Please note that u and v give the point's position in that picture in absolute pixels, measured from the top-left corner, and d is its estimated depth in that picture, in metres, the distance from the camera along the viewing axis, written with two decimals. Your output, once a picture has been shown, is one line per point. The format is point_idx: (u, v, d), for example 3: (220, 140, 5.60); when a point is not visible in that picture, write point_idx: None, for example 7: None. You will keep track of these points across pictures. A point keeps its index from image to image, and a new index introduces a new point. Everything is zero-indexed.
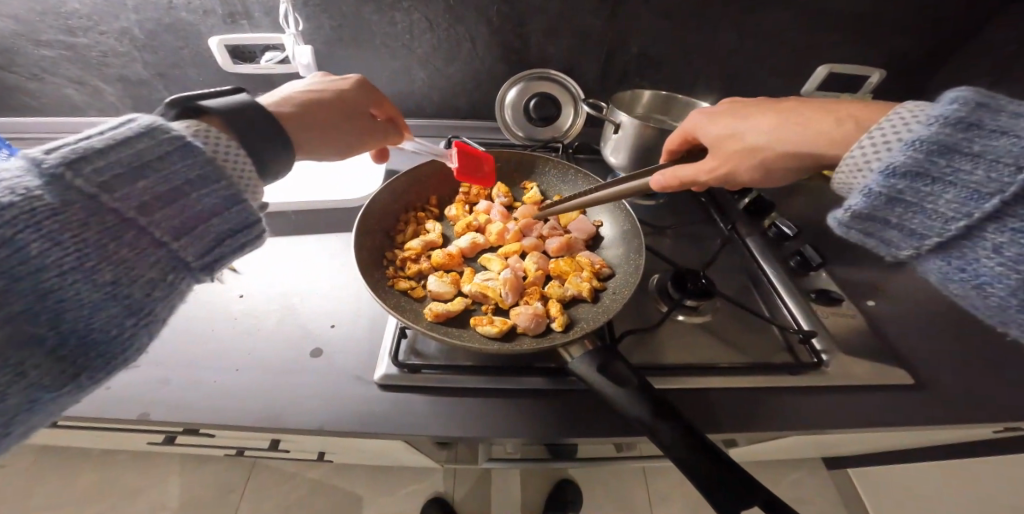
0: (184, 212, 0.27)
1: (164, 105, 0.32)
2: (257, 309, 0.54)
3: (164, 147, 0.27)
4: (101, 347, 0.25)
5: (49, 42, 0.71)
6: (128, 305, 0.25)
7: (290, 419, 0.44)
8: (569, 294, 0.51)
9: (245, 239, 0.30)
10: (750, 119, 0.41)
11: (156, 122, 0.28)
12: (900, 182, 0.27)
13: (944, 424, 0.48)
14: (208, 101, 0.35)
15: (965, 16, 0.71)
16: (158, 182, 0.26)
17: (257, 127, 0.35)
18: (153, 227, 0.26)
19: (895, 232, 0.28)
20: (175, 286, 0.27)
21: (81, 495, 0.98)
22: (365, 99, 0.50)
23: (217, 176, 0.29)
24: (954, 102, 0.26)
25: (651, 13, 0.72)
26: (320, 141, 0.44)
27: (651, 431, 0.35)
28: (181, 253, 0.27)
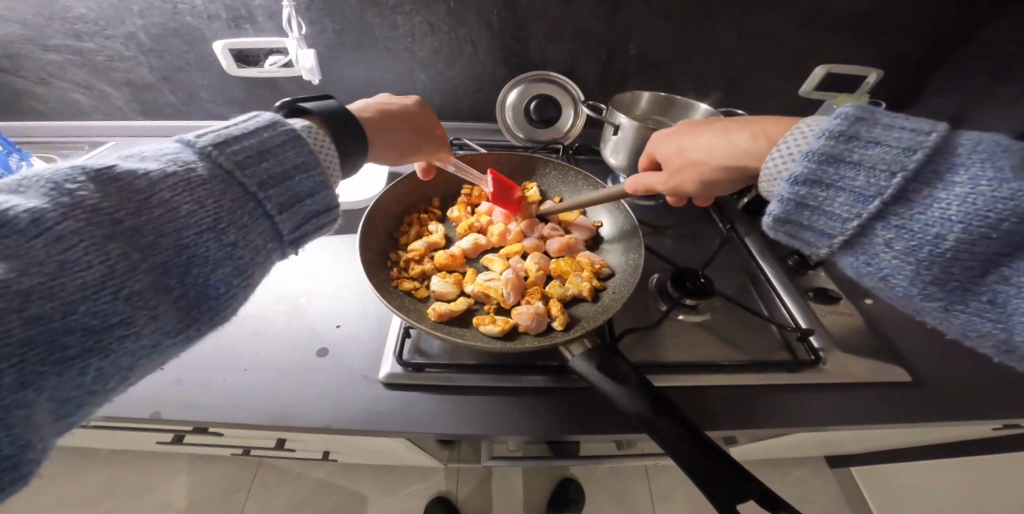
0: (289, 191, 0.31)
1: (277, 106, 0.38)
2: (263, 310, 0.55)
3: (282, 137, 0.32)
4: (212, 302, 0.27)
5: (56, 46, 0.72)
6: (238, 266, 0.28)
7: (298, 418, 0.45)
8: (569, 294, 0.52)
9: (325, 221, 0.33)
10: (693, 138, 0.43)
11: (276, 118, 0.33)
12: (804, 189, 0.31)
13: (942, 420, 0.49)
14: (309, 103, 0.39)
15: (963, 16, 0.72)
16: (274, 164, 0.30)
17: (347, 129, 0.39)
18: (266, 201, 0.29)
19: (810, 233, 0.32)
20: (269, 256, 0.30)
21: (89, 494, 0.99)
22: (428, 111, 0.52)
23: (315, 164, 0.33)
24: (838, 118, 0.31)
25: (650, 15, 0.72)
26: (384, 146, 0.45)
27: (651, 427, 0.36)
28: (281, 226, 0.30)
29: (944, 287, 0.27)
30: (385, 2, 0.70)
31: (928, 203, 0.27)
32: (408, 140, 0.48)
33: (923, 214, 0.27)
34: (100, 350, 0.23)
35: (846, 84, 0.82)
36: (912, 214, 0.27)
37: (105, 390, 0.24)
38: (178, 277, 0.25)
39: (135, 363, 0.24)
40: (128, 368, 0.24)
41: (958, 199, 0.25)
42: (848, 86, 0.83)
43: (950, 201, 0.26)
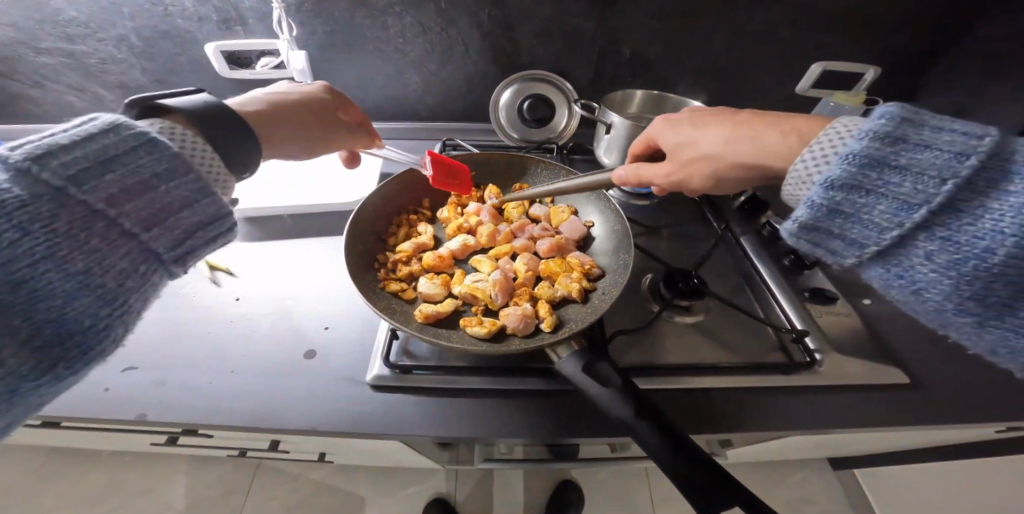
0: (154, 203, 0.28)
1: (125, 105, 0.33)
2: (249, 312, 0.55)
3: (129, 143, 0.28)
4: (76, 337, 0.25)
5: (49, 49, 0.73)
6: (102, 295, 0.25)
7: (282, 421, 0.44)
8: (558, 295, 0.52)
9: (216, 231, 0.31)
10: (708, 128, 0.42)
11: (121, 120, 0.29)
12: (838, 193, 0.29)
13: (939, 425, 0.48)
14: (169, 101, 0.35)
15: (963, 11, 0.70)
16: (125, 175, 0.27)
17: (228, 128, 0.37)
18: (122, 218, 0.26)
19: (839, 241, 0.30)
20: (147, 278, 0.28)
21: (88, 494, 1.00)
22: (332, 101, 0.51)
23: (184, 168, 0.30)
24: (880, 118, 0.29)
25: (643, 14, 0.72)
26: (282, 139, 0.44)
27: (633, 431, 0.35)
28: (152, 243, 0.27)
29: (985, 302, 0.25)
30: (375, 3, 0.70)
31: (980, 213, 0.25)
32: (311, 131, 0.47)
33: (972, 225, 0.25)
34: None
35: (845, 81, 0.81)
36: (960, 225, 0.25)
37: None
38: (20, 318, 0.22)
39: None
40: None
41: (1014, 209, 0.23)
42: (846, 84, 0.82)
43: (1005, 211, 0.24)
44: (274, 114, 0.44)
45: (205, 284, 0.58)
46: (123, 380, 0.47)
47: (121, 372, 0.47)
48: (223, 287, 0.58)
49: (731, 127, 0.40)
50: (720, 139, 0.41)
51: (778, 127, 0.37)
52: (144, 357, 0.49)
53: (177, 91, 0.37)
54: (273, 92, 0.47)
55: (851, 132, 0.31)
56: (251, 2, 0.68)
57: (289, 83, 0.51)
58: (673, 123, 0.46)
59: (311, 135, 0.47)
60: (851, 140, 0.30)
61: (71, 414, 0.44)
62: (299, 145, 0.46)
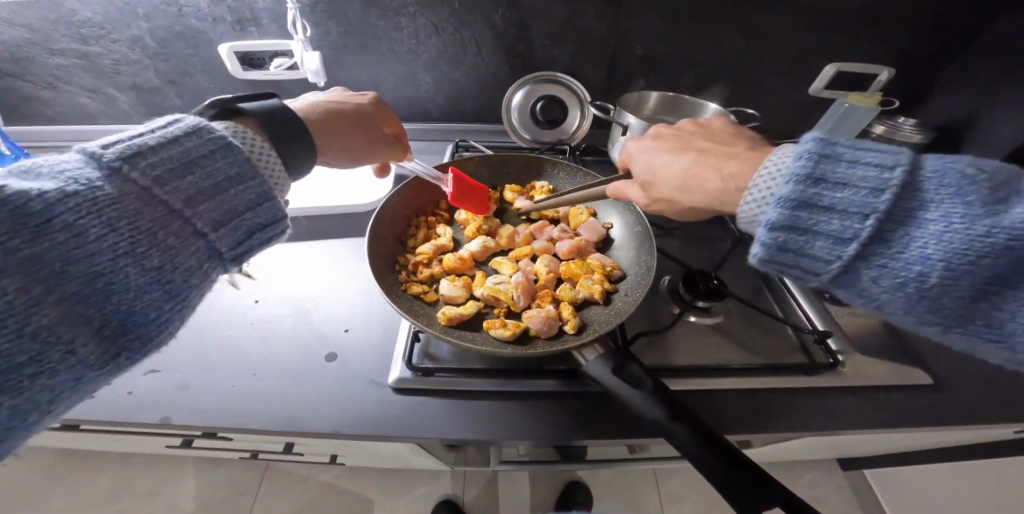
0: (224, 206, 0.29)
1: (203, 105, 0.34)
2: (270, 314, 0.55)
3: (207, 146, 0.29)
4: (139, 329, 0.25)
5: (63, 50, 0.72)
6: (168, 290, 0.26)
7: (308, 424, 0.44)
8: (580, 297, 0.52)
9: (273, 233, 0.31)
10: (667, 162, 0.40)
11: (200, 123, 0.30)
12: (782, 233, 0.29)
13: (962, 425, 0.48)
14: (246, 103, 0.36)
15: (977, 12, 0.70)
16: (201, 177, 0.28)
17: (289, 128, 0.37)
18: (196, 218, 0.27)
19: (794, 272, 0.30)
20: (207, 275, 0.28)
21: (98, 496, 0.99)
22: (385, 111, 0.51)
23: (252, 174, 0.31)
24: (800, 157, 0.29)
25: (657, 15, 0.72)
26: (338, 149, 0.45)
27: (666, 431, 0.35)
28: (217, 244, 0.28)
29: (942, 313, 0.26)
30: (389, 4, 0.69)
31: (908, 241, 0.26)
32: (363, 141, 0.48)
33: (905, 252, 0.26)
34: (9, 392, 0.21)
35: (856, 81, 0.81)
36: (894, 254, 0.26)
37: (20, 429, 0.22)
38: (97, 308, 0.23)
39: (58, 397, 0.23)
40: (49, 404, 0.23)
41: (936, 237, 0.25)
42: (858, 85, 0.82)
43: (928, 239, 0.25)
44: (329, 122, 0.45)
45: (224, 286, 0.58)
46: (147, 383, 0.46)
47: (145, 374, 0.47)
48: (242, 289, 0.58)
49: (692, 165, 0.38)
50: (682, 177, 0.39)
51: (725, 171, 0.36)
52: (169, 359, 0.49)
53: (254, 95, 0.38)
54: (330, 100, 0.48)
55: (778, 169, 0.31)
56: (266, 3, 0.67)
57: (341, 91, 0.52)
58: (644, 150, 0.43)
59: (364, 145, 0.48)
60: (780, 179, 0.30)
61: (96, 418, 0.43)
62: (350, 153, 0.46)
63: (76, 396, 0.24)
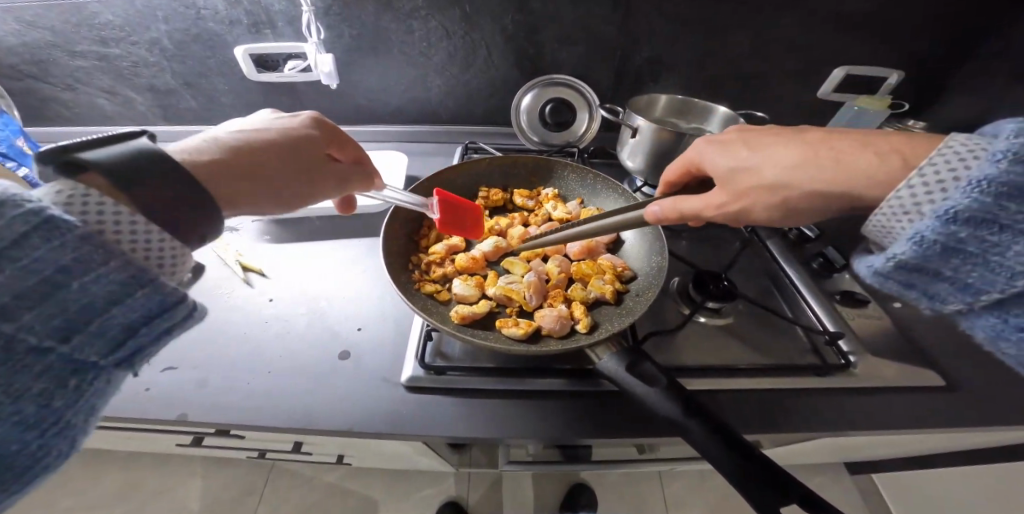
0: (68, 307, 0.23)
1: (36, 157, 0.26)
2: (285, 313, 0.56)
3: (23, 228, 0.21)
4: (2, 463, 0.22)
5: (83, 52, 0.74)
6: (21, 420, 0.22)
7: (322, 421, 0.45)
8: (591, 296, 0.52)
9: (172, 321, 0.27)
10: (767, 151, 0.37)
11: (6, 189, 0.21)
12: (962, 229, 0.23)
13: (975, 426, 0.48)
14: (95, 148, 0.28)
15: (984, 15, 0.71)
16: (20, 276, 0.21)
17: (167, 182, 0.29)
18: (25, 332, 0.21)
19: (942, 286, 0.25)
20: (81, 388, 0.24)
21: (104, 494, 1.00)
22: (320, 139, 0.47)
23: (103, 256, 0.24)
24: (1010, 136, 0.22)
25: (667, 17, 0.72)
26: (259, 197, 0.39)
27: (682, 428, 0.35)
28: (81, 353, 0.24)
29: None
30: (401, 7, 0.70)
31: None
32: (295, 178, 0.43)
33: None
34: None
35: (866, 85, 0.82)
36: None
37: None
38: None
39: None
40: None
41: None
42: (865, 88, 0.82)
43: None
44: (244, 159, 0.39)
45: (240, 285, 0.58)
46: (163, 380, 0.47)
47: (162, 371, 0.48)
48: (256, 288, 0.58)
49: (801, 148, 0.35)
50: (789, 162, 0.35)
51: (861, 147, 0.32)
52: (188, 356, 0.50)
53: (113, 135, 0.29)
54: (252, 132, 0.42)
55: (973, 151, 0.24)
56: (282, 6, 0.69)
57: (272, 116, 0.47)
58: (718, 146, 0.41)
59: (290, 189, 0.43)
60: (979, 160, 0.23)
61: (113, 415, 0.44)
62: (280, 198, 0.42)
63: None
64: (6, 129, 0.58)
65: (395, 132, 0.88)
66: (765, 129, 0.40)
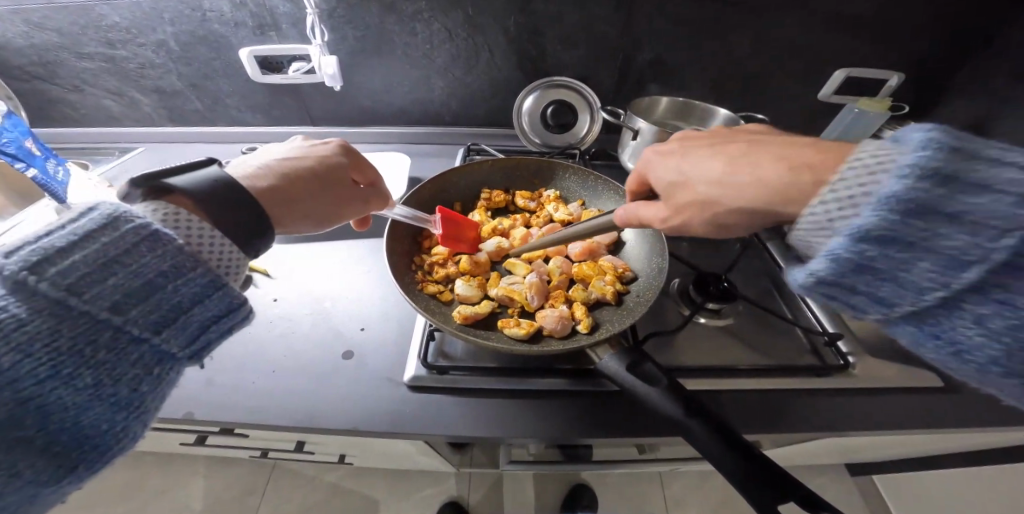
0: (163, 304, 0.27)
1: (130, 183, 0.32)
2: (289, 312, 0.56)
3: (130, 239, 0.27)
4: (94, 441, 0.25)
5: (90, 54, 0.75)
6: (115, 401, 0.25)
7: (328, 420, 0.45)
8: (592, 297, 0.53)
9: (234, 321, 0.31)
10: (698, 163, 0.38)
11: (120, 210, 0.28)
12: (868, 247, 0.24)
13: (974, 427, 0.48)
14: (176, 175, 0.33)
15: (984, 18, 0.71)
16: (129, 277, 0.26)
17: (232, 198, 0.34)
18: (130, 324, 0.26)
19: (860, 300, 0.26)
20: (162, 377, 0.28)
21: (107, 493, 1.01)
22: (345, 165, 0.47)
23: (191, 263, 0.29)
24: (920, 148, 0.23)
25: (668, 20, 0.73)
26: (299, 218, 0.42)
27: (682, 427, 0.36)
28: (166, 346, 0.27)
29: None
30: (405, 9, 0.71)
31: None
32: (323, 204, 0.44)
33: None
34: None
35: (866, 86, 0.82)
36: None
37: None
38: (37, 430, 0.23)
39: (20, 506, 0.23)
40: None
41: None
42: (865, 90, 0.82)
43: None
44: (275, 187, 0.41)
45: (245, 285, 0.59)
46: None
47: None
48: (261, 288, 0.59)
49: (729, 162, 0.36)
50: (716, 177, 0.36)
51: (782, 160, 0.32)
52: None
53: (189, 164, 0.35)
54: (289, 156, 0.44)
55: (881, 163, 0.25)
56: (287, 8, 0.69)
57: (306, 141, 0.49)
58: (662, 158, 0.42)
59: (324, 210, 0.45)
60: (886, 173, 0.24)
61: None
62: (316, 219, 0.44)
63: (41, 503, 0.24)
64: (13, 131, 0.58)
65: (398, 134, 0.88)
66: (709, 138, 0.40)
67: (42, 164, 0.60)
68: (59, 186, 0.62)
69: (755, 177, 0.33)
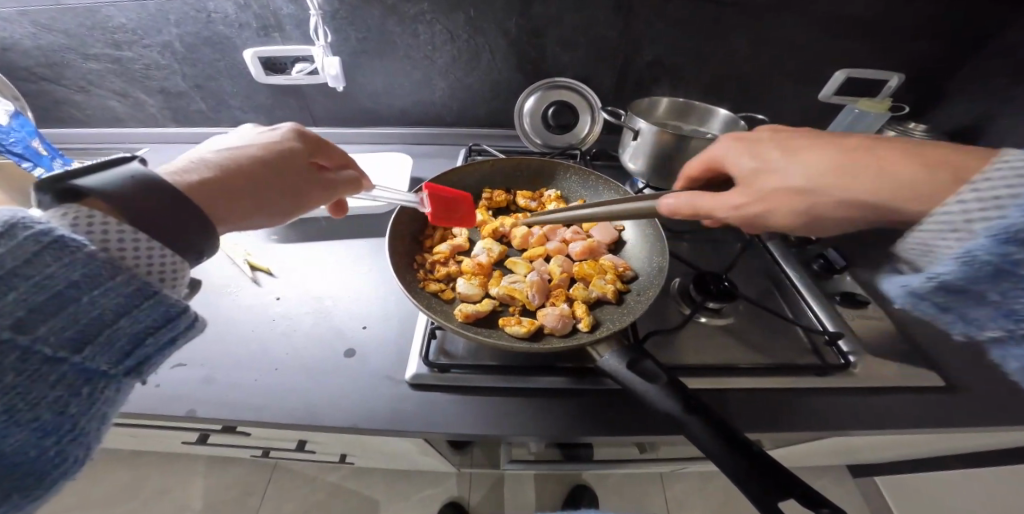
0: (79, 319, 0.25)
1: (35, 189, 0.28)
2: (291, 311, 0.56)
3: (31, 248, 0.24)
4: (22, 468, 0.24)
5: (96, 55, 0.76)
6: (42, 426, 0.24)
7: (329, 418, 0.45)
8: (593, 296, 0.53)
9: (175, 330, 0.29)
10: (796, 157, 0.37)
11: (13, 215, 0.24)
12: (1016, 254, 0.23)
13: (975, 427, 0.48)
14: (89, 175, 0.29)
15: (984, 19, 0.71)
16: (34, 290, 0.23)
17: (158, 204, 0.31)
18: (41, 344, 0.23)
19: (986, 310, 0.25)
20: (95, 396, 0.26)
21: (109, 492, 1.01)
22: (298, 153, 0.47)
23: (109, 271, 0.26)
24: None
25: (669, 21, 0.73)
26: (251, 212, 0.41)
27: (681, 425, 0.36)
28: (92, 364, 0.26)
29: None
30: (407, 11, 0.71)
31: None
32: (277, 196, 0.44)
33: None
34: None
35: (866, 87, 0.82)
36: None
37: None
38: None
39: None
40: None
41: None
42: (866, 91, 0.83)
43: None
44: (221, 180, 0.39)
45: (248, 283, 0.59)
46: (173, 377, 0.48)
47: (172, 368, 0.49)
48: (263, 287, 0.59)
49: (843, 155, 0.34)
50: (809, 170, 0.35)
51: (913, 158, 0.31)
52: (195, 352, 0.51)
53: (103, 162, 0.31)
54: (233, 147, 0.43)
55: None
56: (290, 10, 0.70)
57: (252, 130, 0.48)
58: (745, 148, 0.41)
59: (276, 201, 0.44)
60: None
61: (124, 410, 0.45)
62: (269, 210, 0.43)
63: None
64: (21, 131, 0.58)
65: (400, 134, 0.89)
66: (797, 134, 0.40)
67: (48, 165, 0.61)
68: None
69: (868, 172, 0.32)
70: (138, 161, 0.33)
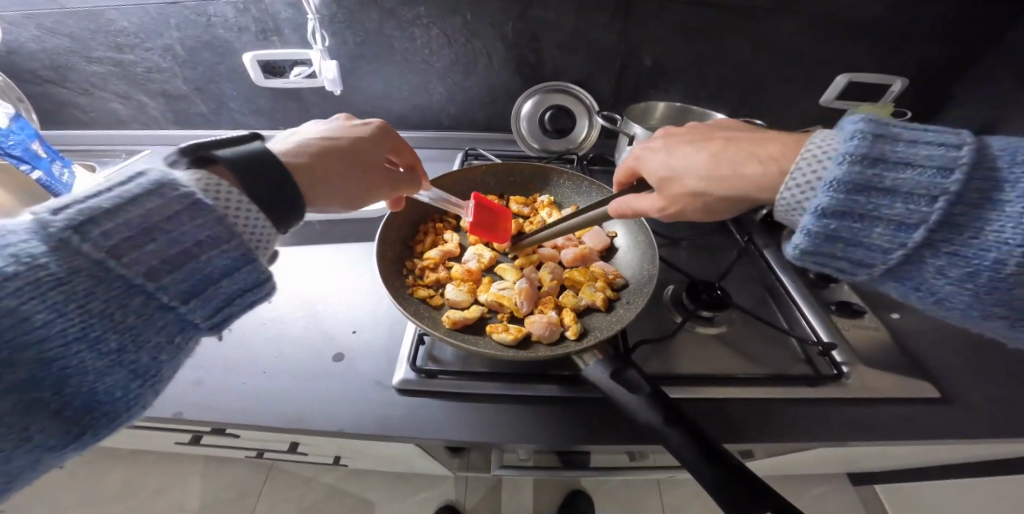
0: (193, 275, 0.27)
1: (176, 151, 0.32)
2: (282, 314, 0.57)
3: (174, 207, 0.27)
4: (106, 407, 0.25)
5: (99, 59, 0.77)
6: (134, 369, 0.25)
7: (315, 422, 0.45)
8: (582, 304, 0.53)
9: (255, 296, 0.30)
10: (686, 158, 0.39)
11: (167, 177, 0.28)
12: (832, 221, 0.29)
13: (971, 439, 0.47)
14: (222, 148, 0.33)
15: (990, 22, 0.70)
16: (167, 244, 0.26)
17: (277, 180, 0.34)
18: (162, 292, 0.26)
19: (842, 264, 0.30)
20: (180, 347, 0.27)
21: (107, 491, 1.02)
22: (380, 148, 0.49)
23: (227, 235, 0.29)
24: (851, 139, 0.28)
25: (666, 25, 0.73)
26: (334, 197, 0.42)
27: (661, 436, 0.36)
28: (190, 316, 0.27)
29: None
30: (404, 15, 0.72)
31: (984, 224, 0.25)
32: (356, 186, 0.45)
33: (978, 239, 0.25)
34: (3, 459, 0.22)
35: (867, 91, 0.81)
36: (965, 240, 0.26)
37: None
38: (53, 393, 0.23)
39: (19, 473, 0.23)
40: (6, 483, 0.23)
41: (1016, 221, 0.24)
42: (867, 95, 0.82)
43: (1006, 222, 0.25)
44: (318, 161, 0.42)
45: None
46: None
47: None
48: None
49: (715, 156, 0.37)
50: (704, 171, 0.37)
51: (757, 156, 0.35)
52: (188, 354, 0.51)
53: (234, 137, 0.35)
54: (326, 136, 0.45)
55: (825, 152, 0.30)
56: (288, 13, 0.70)
57: (342, 121, 0.50)
58: (653, 152, 0.42)
59: (357, 190, 0.45)
60: (830, 161, 0.29)
61: None
62: (349, 199, 0.44)
63: (46, 468, 0.24)
64: (21, 133, 0.60)
65: None
66: (687, 133, 0.41)
67: (48, 166, 0.62)
68: (63, 189, 0.64)
69: (736, 172, 0.35)
70: (261, 141, 0.36)
